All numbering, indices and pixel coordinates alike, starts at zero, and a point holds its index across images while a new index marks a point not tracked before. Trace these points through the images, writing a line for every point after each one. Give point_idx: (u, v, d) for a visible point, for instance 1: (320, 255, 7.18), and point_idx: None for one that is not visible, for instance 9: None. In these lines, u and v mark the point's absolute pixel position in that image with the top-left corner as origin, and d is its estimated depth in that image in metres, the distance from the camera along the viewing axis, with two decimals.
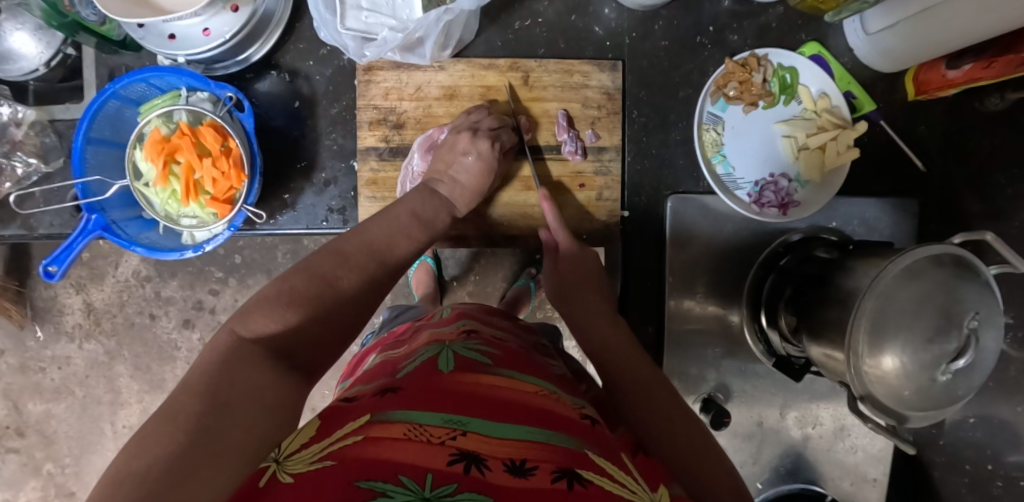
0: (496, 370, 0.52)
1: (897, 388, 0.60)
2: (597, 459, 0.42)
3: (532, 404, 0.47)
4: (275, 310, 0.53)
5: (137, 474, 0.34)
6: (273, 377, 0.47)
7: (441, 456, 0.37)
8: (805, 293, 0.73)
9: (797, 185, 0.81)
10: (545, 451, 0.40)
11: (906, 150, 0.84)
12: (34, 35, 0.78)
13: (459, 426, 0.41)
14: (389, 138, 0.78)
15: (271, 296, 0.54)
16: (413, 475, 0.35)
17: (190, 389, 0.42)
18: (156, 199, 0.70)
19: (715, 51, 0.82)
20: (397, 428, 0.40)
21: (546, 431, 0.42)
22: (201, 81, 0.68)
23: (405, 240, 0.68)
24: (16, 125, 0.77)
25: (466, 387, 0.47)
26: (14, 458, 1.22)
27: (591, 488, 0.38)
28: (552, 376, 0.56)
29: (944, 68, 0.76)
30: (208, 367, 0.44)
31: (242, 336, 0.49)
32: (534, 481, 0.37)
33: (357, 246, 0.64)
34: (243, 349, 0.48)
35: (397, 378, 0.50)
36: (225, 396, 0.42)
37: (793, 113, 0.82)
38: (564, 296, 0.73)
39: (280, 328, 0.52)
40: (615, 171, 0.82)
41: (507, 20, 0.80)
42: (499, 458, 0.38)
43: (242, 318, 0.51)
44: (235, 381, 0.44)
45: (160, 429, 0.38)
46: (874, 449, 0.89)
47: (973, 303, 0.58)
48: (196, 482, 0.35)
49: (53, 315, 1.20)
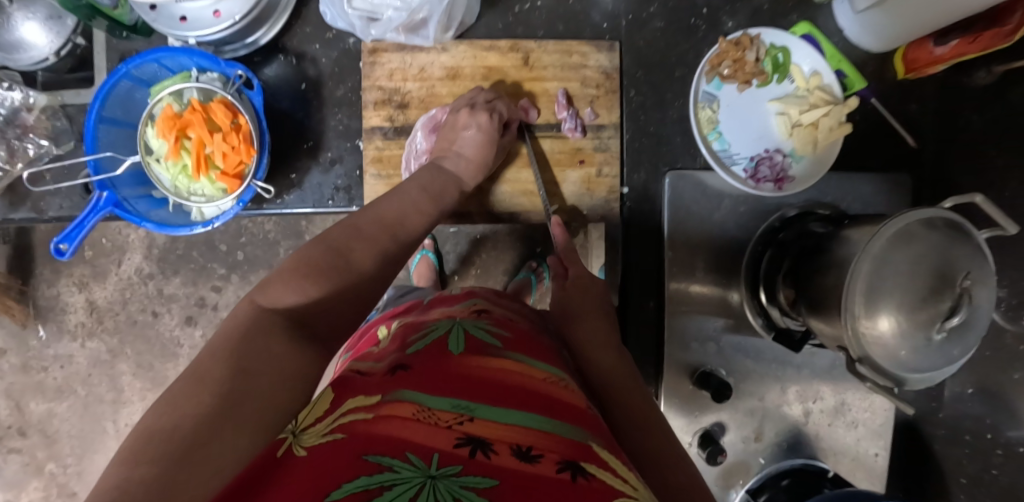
0: (507, 353, 0.52)
1: (893, 349, 0.62)
2: (601, 452, 0.43)
3: (539, 390, 0.47)
4: (298, 282, 0.53)
5: (161, 430, 0.37)
6: (298, 345, 0.47)
7: (447, 439, 0.39)
8: (802, 263, 0.75)
9: (792, 160, 0.83)
10: (550, 441, 0.41)
11: (897, 126, 0.86)
12: (45, 24, 0.80)
13: (466, 412, 0.42)
14: (394, 117, 0.80)
15: (295, 265, 0.55)
16: (418, 453, 0.37)
17: (212, 355, 0.43)
18: (166, 175, 0.71)
19: (708, 32, 0.85)
20: (407, 407, 0.41)
21: (551, 420, 0.43)
22: (212, 61, 0.70)
23: (414, 216, 0.68)
24: (27, 110, 0.79)
25: (475, 370, 0.47)
26: (16, 458, 1.22)
27: (594, 481, 0.38)
28: (560, 362, 0.56)
29: (932, 45, 0.78)
30: (232, 336, 0.45)
31: (264, 304, 0.50)
32: (539, 467, 0.38)
33: (368, 220, 0.64)
34: (264, 320, 0.48)
35: (407, 354, 0.51)
36: (247, 362, 0.43)
37: (786, 91, 0.84)
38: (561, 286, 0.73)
39: (303, 298, 0.53)
40: (614, 147, 0.84)
41: (507, 4, 0.83)
42: (507, 443, 0.39)
43: (264, 288, 0.51)
44: (253, 348, 0.44)
45: (185, 392, 0.39)
46: (875, 424, 0.90)
47: (963, 264, 0.60)
48: (216, 444, 0.37)
49: (56, 314, 1.20)
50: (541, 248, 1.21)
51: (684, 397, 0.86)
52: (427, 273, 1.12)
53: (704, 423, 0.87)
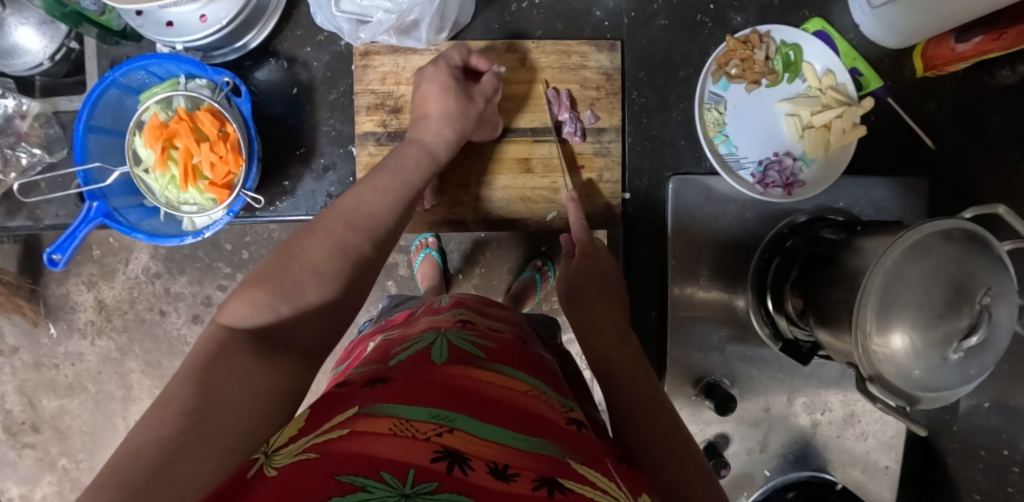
0: (490, 366, 0.50)
1: (906, 367, 0.58)
2: (579, 468, 0.40)
3: (520, 403, 0.46)
4: (262, 296, 0.49)
5: (123, 458, 0.34)
6: (265, 366, 0.44)
7: (424, 453, 0.35)
8: (809, 275, 0.72)
9: (802, 164, 0.80)
10: (527, 458, 0.38)
11: (914, 127, 0.82)
12: (39, 29, 0.79)
13: (445, 424, 0.39)
14: (387, 123, 0.78)
15: (256, 278, 0.51)
16: (394, 471, 0.33)
17: (177, 379, 0.40)
18: (156, 186, 0.70)
19: (715, 30, 0.81)
20: (383, 422, 0.38)
21: (530, 437, 0.41)
22: (198, 68, 0.68)
23: (372, 195, 0.62)
24: (21, 117, 0.79)
25: (457, 381, 0.46)
26: (30, 453, 1.24)
27: (572, 497, 0.36)
28: (545, 374, 0.54)
29: (953, 41, 0.74)
30: (195, 360, 0.42)
31: (221, 325, 0.46)
32: (516, 485, 0.35)
33: (330, 214, 0.59)
34: (240, 337, 0.46)
35: (389, 366, 0.49)
36: (213, 385, 0.40)
37: (796, 91, 0.81)
38: (575, 278, 0.71)
39: (267, 313, 0.49)
40: (615, 151, 0.81)
41: (505, 2, 0.80)
42: (484, 459, 0.37)
43: (224, 306, 0.48)
44: (216, 371, 0.41)
45: (148, 419, 0.36)
46: (886, 436, 0.87)
47: (984, 278, 0.56)
48: (184, 467, 0.35)
49: (66, 313, 1.21)
50: (546, 248, 1.19)
51: (687, 407, 0.84)
52: (432, 274, 1.10)
53: (707, 434, 0.85)
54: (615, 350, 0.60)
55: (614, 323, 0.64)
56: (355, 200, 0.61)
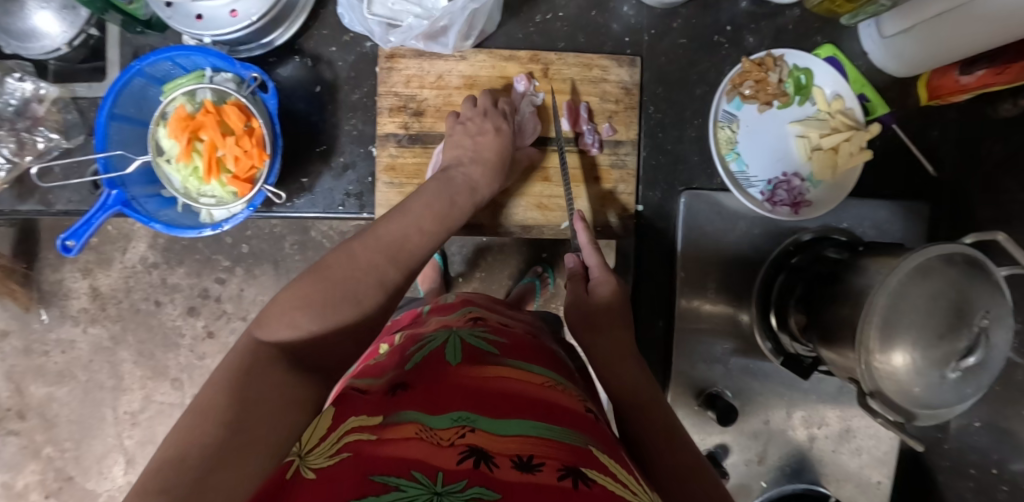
0: (502, 360, 0.52)
1: (906, 384, 0.61)
2: (600, 457, 0.42)
3: (537, 394, 0.47)
4: (296, 315, 0.50)
5: (169, 462, 0.34)
6: (296, 379, 0.45)
7: (450, 456, 0.37)
8: (815, 292, 0.74)
9: (809, 185, 0.82)
10: (550, 448, 0.40)
11: (917, 154, 0.85)
12: (59, 14, 0.79)
13: (468, 424, 0.41)
14: (409, 125, 0.79)
15: (297, 298, 0.51)
16: (425, 471, 0.35)
17: (214, 385, 0.41)
18: (176, 176, 0.71)
19: (731, 51, 0.83)
20: (408, 429, 0.40)
21: (552, 427, 0.43)
22: (227, 62, 0.69)
23: (417, 236, 0.63)
24: (38, 101, 0.78)
25: (474, 381, 0.47)
26: (14, 441, 1.22)
27: (596, 488, 0.37)
28: (558, 367, 0.56)
29: (957, 73, 0.77)
30: (233, 373, 0.42)
31: (253, 339, 0.46)
32: (541, 476, 0.37)
33: (367, 244, 0.59)
34: (265, 351, 0.45)
35: (405, 370, 0.50)
36: (254, 395, 0.41)
37: (806, 114, 0.83)
38: (581, 305, 0.69)
39: (299, 332, 0.49)
40: (631, 164, 0.82)
41: (528, 13, 0.81)
42: (507, 455, 0.38)
43: (262, 319, 0.48)
44: (253, 384, 0.42)
45: (190, 422, 0.37)
46: (879, 451, 0.89)
47: (980, 300, 0.58)
48: (227, 468, 0.35)
49: (60, 299, 1.20)
50: (547, 255, 1.20)
51: (688, 417, 0.85)
52: (432, 275, 1.10)
53: (706, 445, 0.86)
54: (630, 368, 0.62)
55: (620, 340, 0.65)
56: (400, 234, 0.62)
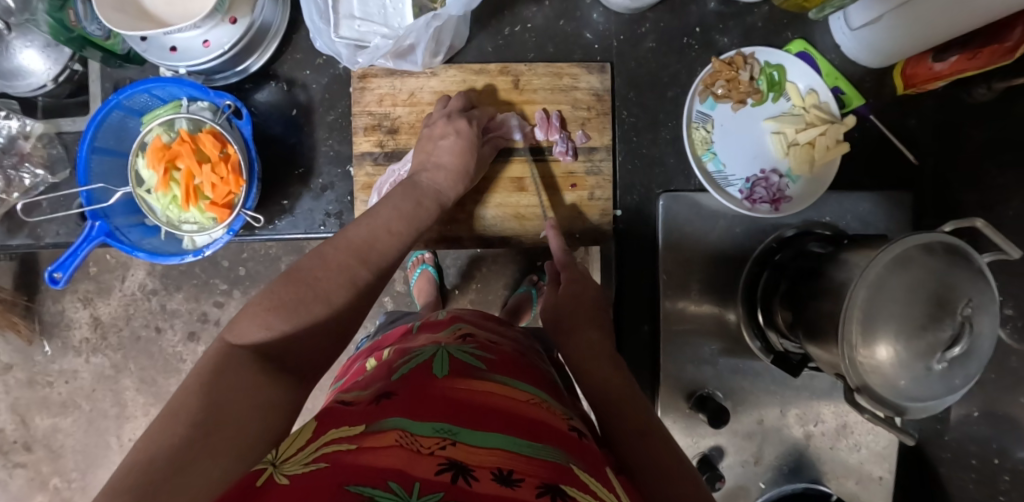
0: (488, 376, 0.52)
1: (892, 378, 0.60)
2: (581, 475, 0.42)
3: (520, 411, 0.47)
4: (265, 317, 0.52)
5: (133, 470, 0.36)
6: (274, 376, 0.48)
7: (429, 466, 0.37)
8: (798, 288, 0.73)
9: (788, 180, 0.82)
10: (531, 464, 0.40)
11: (895, 142, 0.85)
12: (43, 52, 0.80)
13: (449, 437, 0.41)
14: (384, 143, 0.80)
15: (266, 299, 0.53)
16: (401, 481, 0.35)
17: (185, 391, 0.43)
18: (157, 205, 0.72)
19: (702, 52, 0.84)
20: (389, 435, 0.40)
21: (533, 443, 0.43)
22: (200, 91, 0.70)
23: (387, 237, 0.65)
24: (24, 138, 0.80)
25: (458, 394, 0.47)
26: (22, 473, 1.23)
27: None
28: (544, 385, 0.56)
29: (931, 61, 0.77)
30: (202, 379, 0.44)
31: (229, 342, 0.49)
32: (519, 491, 0.37)
33: (338, 247, 0.61)
34: (233, 357, 0.48)
35: (392, 381, 0.50)
36: (228, 395, 0.44)
37: (781, 110, 0.83)
38: (564, 316, 0.68)
39: (273, 332, 0.52)
40: (606, 170, 0.83)
41: (498, 26, 0.82)
42: (487, 469, 0.38)
43: (234, 325, 0.51)
44: (219, 388, 0.44)
45: (158, 429, 0.39)
46: (879, 446, 0.88)
47: (965, 290, 0.58)
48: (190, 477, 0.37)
49: (61, 330, 1.21)
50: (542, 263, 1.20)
51: (681, 420, 0.85)
52: (429, 289, 1.10)
53: (701, 447, 0.86)
54: (606, 374, 0.61)
55: (597, 346, 0.64)
56: (369, 236, 0.64)
